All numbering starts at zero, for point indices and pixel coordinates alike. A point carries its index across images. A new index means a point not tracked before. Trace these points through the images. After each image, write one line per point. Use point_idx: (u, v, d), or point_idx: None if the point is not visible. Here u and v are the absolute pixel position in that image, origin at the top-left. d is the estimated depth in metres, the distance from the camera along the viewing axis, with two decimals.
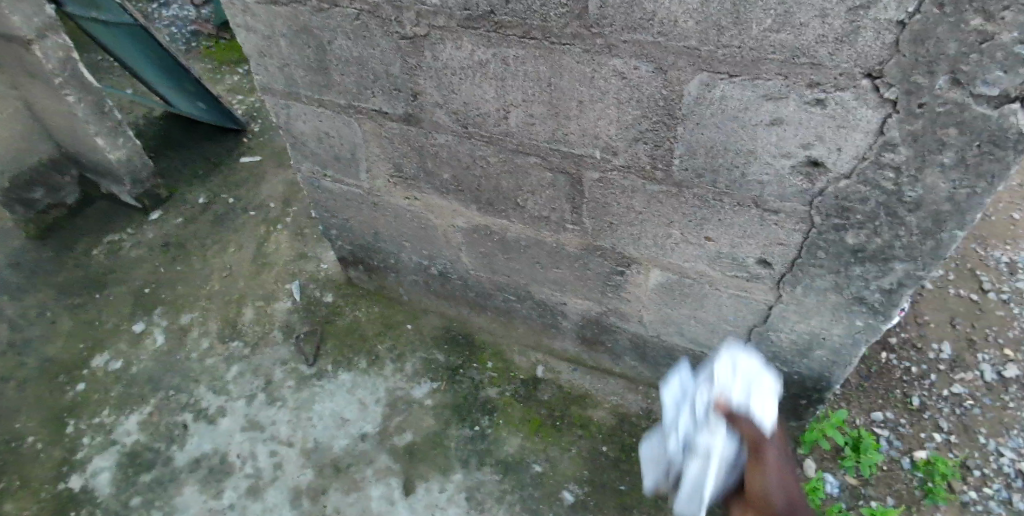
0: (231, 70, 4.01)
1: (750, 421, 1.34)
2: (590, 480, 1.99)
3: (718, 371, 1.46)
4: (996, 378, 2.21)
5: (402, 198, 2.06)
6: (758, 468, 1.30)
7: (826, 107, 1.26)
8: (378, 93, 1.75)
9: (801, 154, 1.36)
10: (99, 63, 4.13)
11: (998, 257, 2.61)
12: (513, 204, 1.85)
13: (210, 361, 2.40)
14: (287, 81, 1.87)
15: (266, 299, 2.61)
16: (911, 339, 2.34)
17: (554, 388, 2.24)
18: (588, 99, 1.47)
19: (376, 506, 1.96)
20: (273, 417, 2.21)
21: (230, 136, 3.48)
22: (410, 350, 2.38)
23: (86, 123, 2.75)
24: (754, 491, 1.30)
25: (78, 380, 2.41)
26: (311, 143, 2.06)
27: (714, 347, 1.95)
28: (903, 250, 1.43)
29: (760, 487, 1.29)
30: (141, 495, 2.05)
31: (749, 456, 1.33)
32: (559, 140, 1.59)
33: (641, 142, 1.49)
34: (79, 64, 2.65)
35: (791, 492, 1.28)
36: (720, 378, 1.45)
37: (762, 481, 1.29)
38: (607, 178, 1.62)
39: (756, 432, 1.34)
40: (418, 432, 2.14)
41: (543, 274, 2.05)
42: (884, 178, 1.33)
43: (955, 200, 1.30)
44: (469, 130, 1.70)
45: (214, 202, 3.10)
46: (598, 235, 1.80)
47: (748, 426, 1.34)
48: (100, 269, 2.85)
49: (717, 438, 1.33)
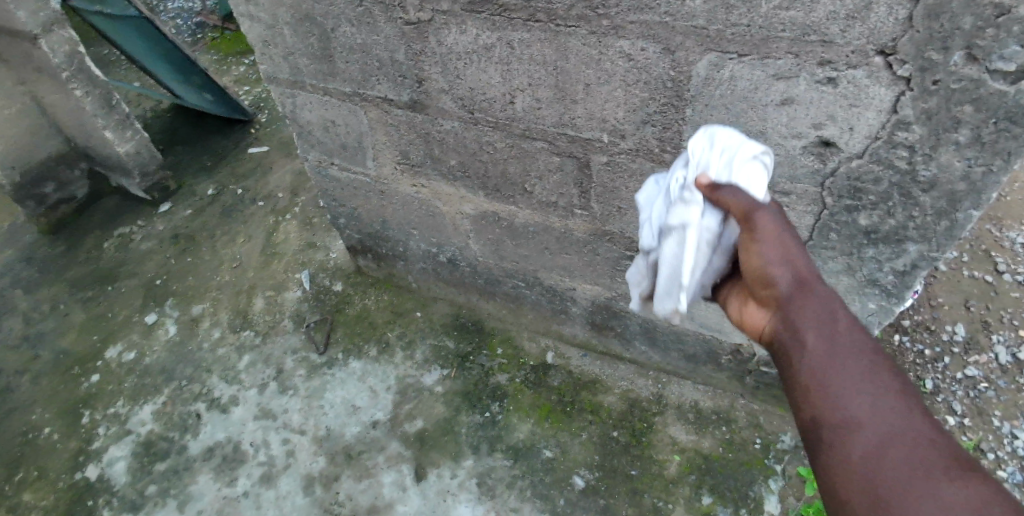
0: (237, 61, 4.00)
1: (732, 190, 1.11)
2: (601, 465, 1.99)
3: (692, 148, 1.23)
4: (1011, 361, 2.19)
5: (410, 185, 2.06)
6: (751, 237, 1.08)
7: (838, 85, 1.24)
8: (383, 80, 1.74)
9: (813, 134, 1.34)
10: (106, 56, 4.15)
11: (1013, 237, 2.57)
12: (521, 190, 1.84)
13: (222, 351, 2.43)
14: (292, 70, 1.87)
15: (276, 289, 2.62)
16: (924, 321, 2.32)
17: (564, 374, 2.24)
18: (595, 82, 1.45)
19: (388, 493, 1.98)
20: (285, 406, 2.23)
21: (236, 127, 3.48)
22: (420, 338, 2.39)
23: (94, 117, 2.77)
24: (750, 265, 1.09)
25: (92, 372, 2.44)
26: (317, 132, 2.05)
27: (725, 331, 1.94)
28: (917, 231, 1.41)
29: (757, 258, 1.08)
30: (157, 484, 2.08)
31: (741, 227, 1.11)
32: (566, 124, 1.58)
33: (650, 124, 1.47)
34: (85, 57, 2.66)
35: (794, 257, 1.05)
36: (693, 154, 1.22)
37: (758, 251, 1.07)
38: (615, 161, 1.60)
39: (741, 202, 1.10)
40: (429, 419, 2.15)
41: (551, 260, 2.04)
42: (898, 157, 1.30)
43: (970, 179, 1.28)
44: (475, 115, 1.69)
45: (223, 193, 3.11)
46: (607, 220, 1.78)
47: (735, 198, 1.11)
48: (112, 261, 2.87)
49: (692, 211, 1.14)
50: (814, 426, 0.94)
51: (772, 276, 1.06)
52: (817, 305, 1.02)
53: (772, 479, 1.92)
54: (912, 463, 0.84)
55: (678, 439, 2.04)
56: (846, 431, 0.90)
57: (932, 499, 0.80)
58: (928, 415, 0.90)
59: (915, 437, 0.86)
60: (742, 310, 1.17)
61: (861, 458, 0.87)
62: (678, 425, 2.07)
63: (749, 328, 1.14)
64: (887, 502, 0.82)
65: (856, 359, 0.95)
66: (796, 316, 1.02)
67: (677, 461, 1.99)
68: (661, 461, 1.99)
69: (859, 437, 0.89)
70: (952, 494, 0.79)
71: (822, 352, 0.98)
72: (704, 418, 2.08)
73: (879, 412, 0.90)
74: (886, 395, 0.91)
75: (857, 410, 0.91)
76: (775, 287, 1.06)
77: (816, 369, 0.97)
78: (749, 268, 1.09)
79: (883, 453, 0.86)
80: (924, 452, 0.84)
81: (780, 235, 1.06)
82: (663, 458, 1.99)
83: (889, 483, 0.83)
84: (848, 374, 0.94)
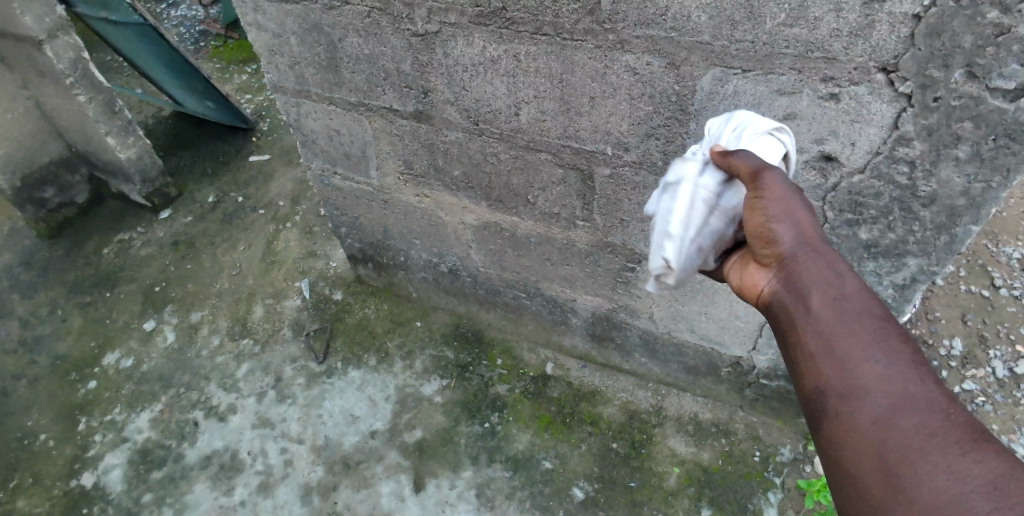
0: (239, 70, 4.01)
1: (745, 156, 1.09)
2: (601, 476, 1.99)
3: (710, 124, 1.30)
4: (1008, 375, 2.20)
5: (413, 195, 2.06)
6: (757, 197, 1.01)
7: (840, 101, 1.26)
8: (389, 90, 1.75)
9: (815, 149, 1.35)
10: (109, 63, 4.16)
11: (1009, 253, 2.59)
12: (524, 201, 1.85)
13: (220, 358, 2.41)
14: (298, 79, 1.88)
15: (275, 297, 2.62)
16: (922, 335, 2.33)
17: (563, 384, 2.24)
18: (600, 95, 1.46)
19: (387, 503, 1.97)
20: (284, 414, 2.22)
21: (238, 134, 3.49)
22: (420, 347, 2.39)
23: (96, 124, 2.77)
24: (751, 225, 1.02)
25: (89, 378, 2.42)
26: (321, 141, 2.06)
27: (725, 343, 1.95)
28: (917, 245, 1.43)
29: (761, 218, 1.00)
30: (153, 492, 2.06)
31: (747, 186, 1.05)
32: (570, 136, 1.59)
33: (653, 138, 1.48)
34: (89, 63, 2.66)
35: (801, 215, 0.98)
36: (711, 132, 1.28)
37: (762, 211, 1.00)
38: (618, 174, 1.62)
39: (747, 164, 1.07)
40: (428, 429, 2.14)
41: (553, 271, 2.05)
42: (898, 172, 1.32)
43: (970, 194, 1.30)
44: (479, 126, 1.70)
45: (223, 201, 3.11)
46: (609, 232, 1.79)
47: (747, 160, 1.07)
48: (110, 267, 2.86)
49: (690, 168, 1.17)
50: (821, 396, 0.92)
51: (776, 237, 0.99)
52: (824, 267, 0.97)
53: (772, 491, 1.92)
54: (922, 434, 0.83)
55: (678, 451, 2.04)
56: (852, 402, 0.89)
57: (942, 468, 0.80)
58: (937, 379, 0.88)
59: (926, 405, 0.85)
60: (744, 271, 1.11)
61: (869, 428, 0.86)
62: (678, 437, 2.07)
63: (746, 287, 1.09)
64: (895, 470, 0.82)
65: (864, 326, 0.92)
66: (801, 280, 0.97)
67: (677, 472, 1.98)
68: (660, 473, 1.99)
69: (867, 407, 0.88)
70: (962, 463, 0.79)
71: (830, 319, 0.94)
72: (704, 430, 2.08)
73: (888, 379, 0.88)
74: (896, 362, 0.89)
75: (866, 380, 0.89)
76: (778, 247, 1.00)
77: (823, 337, 0.94)
78: (750, 228, 1.03)
79: (893, 422, 0.85)
80: (933, 421, 0.83)
81: (787, 194, 0.99)
82: (663, 470, 1.99)
83: (897, 452, 0.83)
84: (856, 340, 0.91)
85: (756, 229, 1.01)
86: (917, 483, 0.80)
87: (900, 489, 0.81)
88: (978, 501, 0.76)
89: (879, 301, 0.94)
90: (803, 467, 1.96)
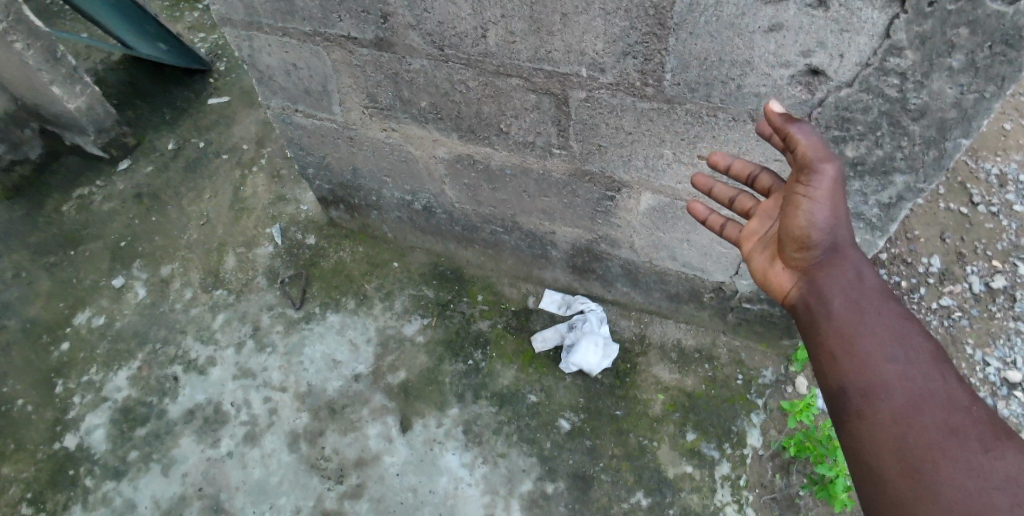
0: (189, 6, 3.73)
1: (805, 130, 1.17)
2: (586, 407, 2.01)
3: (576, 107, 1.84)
4: (984, 290, 2.22)
5: (380, 130, 1.95)
6: (804, 194, 1.16)
7: (828, 9, 1.17)
8: (345, 17, 1.62)
9: (801, 63, 1.27)
10: (47, 5, 3.85)
11: (988, 169, 2.57)
12: (497, 130, 1.75)
13: (195, 311, 2.36)
14: (247, 10, 1.72)
15: (247, 245, 2.53)
16: (901, 254, 2.33)
17: (546, 319, 2.23)
18: (572, 12, 1.36)
19: (375, 445, 1.98)
20: (264, 364, 2.18)
21: (195, 77, 3.28)
22: (399, 288, 2.34)
23: (38, 71, 2.57)
24: (792, 227, 1.19)
25: (61, 339, 2.36)
26: (278, 78, 1.92)
27: (707, 269, 1.92)
28: (904, 162, 1.38)
29: (803, 221, 1.17)
30: (138, 449, 2.05)
31: (796, 174, 1.18)
32: (542, 58, 1.49)
33: (631, 56, 1.39)
34: (22, 6, 2.44)
35: (835, 222, 1.15)
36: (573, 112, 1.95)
37: (806, 210, 1.16)
38: (594, 97, 1.53)
39: (812, 145, 1.16)
40: (412, 370, 2.13)
41: (530, 204, 1.99)
42: (888, 85, 1.25)
43: (962, 105, 1.23)
44: (445, 52, 1.59)
45: (184, 147, 2.96)
46: (587, 159, 1.72)
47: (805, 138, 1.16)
48: (72, 224, 2.74)
49: None
50: (845, 392, 1.07)
51: (813, 241, 1.17)
52: (846, 272, 1.15)
53: (754, 413, 1.96)
54: (941, 430, 0.97)
55: (662, 378, 2.06)
56: (875, 399, 1.04)
57: (964, 464, 0.94)
58: (957, 380, 1.03)
59: (944, 404, 1.00)
60: (766, 265, 1.28)
61: (891, 423, 1.01)
62: (662, 365, 2.09)
63: (775, 286, 1.26)
64: (919, 463, 0.96)
65: (887, 328, 1.09)
66: (826, 285, 1.16)
67: (661, 400, 2.01)
68: (645, 401, 2.01)
69: (889, 403, 1.02)
70: (984, 460, 0.94)
71: (852, 318, 1.12)
72: (687, 356, 2.10)
73: (907, 378, 1.04)
74: (914, 364, 1.05)
75: (887, 378, 1.04)
76: (812, 253, 1.18)
77: (845, 336, 1.11)
78: (790, 229, 1.20)
79: (914, 419, 1.00)
80: (954, 419, 0.98)
81: (834, 196, 1.14)
82: (648, 398, 2.02)
83: (920, 445, 0.97)
84: (878, 342, 1.08)
85: (797, 231, 1.18)
86: (939, 476, 0.94)
87: (922, 479, 0.94)
88: (1002, 497, 0.90)
89: (900, 308, 1.12)
90: (785, 388, 2.00)
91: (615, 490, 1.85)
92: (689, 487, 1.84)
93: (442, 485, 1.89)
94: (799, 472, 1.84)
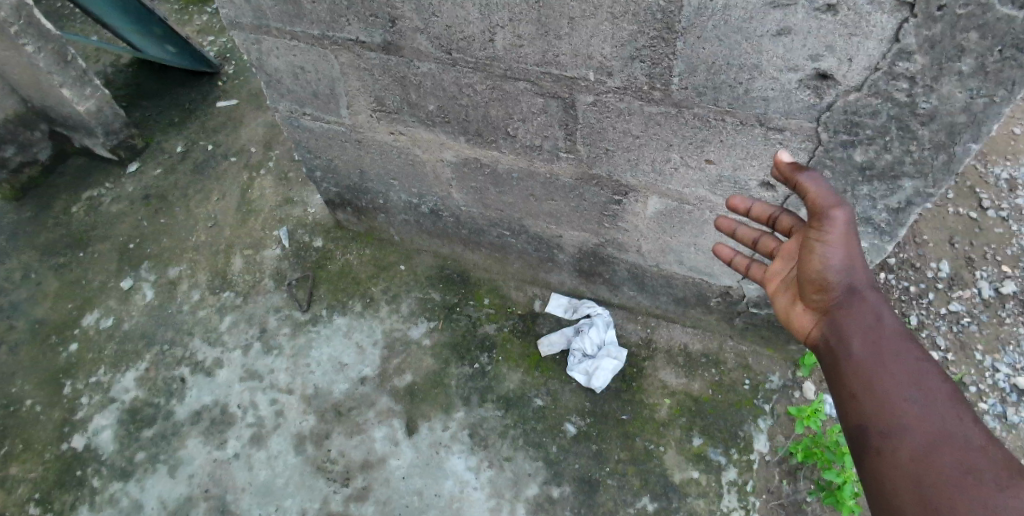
0: (198, 10, 3.76)
1: (814, 179, 1.22)
2: (592, 411, 2.00)
3: None
4: (994, 295, 2.21)
5: (387, 133, 1.96)
6: (818, 239, 1.21)
7: (837, 13, 1.17)
8: (353, 20, 1.62)
9: (809, 67, 1.27)
10: (57, 8, 3.88)
11: (998, 173, 2.55)
12: (504, 133, 1.76)
13: (203, 313, 2.37)
14: (256, 13, 1.73)
15: (254, 247, 2.54)
16: (910, 258, 2.32)
17: (552, 322, 2.23)
18: (580, 16, 1.36)
19: (381, 448, 1.98)
20: (271, 366, 2.19)
21: (203, 80, 3.30)
22: (405, 291, 2.35)
23: (48, 74, 2.59)
24: (810, 271, 1.24)
25: (70, 340, 2.37)
26: (286, 81, 1.94)
27: (714, 274, 1.91)
28: (913, 166, 1.37)
29: (819, 265, 1.22)
30: (145, 450, 2.06)
31: (810, 220, 1.23)
32: (549, 62, 1.49)
33: (639, 60, 1.40)
34: (33, 10, 2.47)
35: (851, 266, 1.19)
36: None
37: (820, 254, 1.21)
38: (601, 101, 1.53)
39: (821, 193, 1.20)
40: (418, 373, 2.13)
41: (536, 207, 1.99)
42: (897, 89, 1.25)
43: (971, 110, 1.23)
44: (452, 56, 1.59)
45: (193, 149, 2.98)
46: (594, 163, 1.72)
47: (815, 187, 1.21)
48: (81, 225, 2.76)
49: None
50: (863, 431, 1.10)
51: (830, 284, 1.21)
52: (865, 315, 1.19)
53: (761, 418, 1.95)
54: (957, 469, 0.99)
55: (668, 383, 2.05)
56: (893, 438, 1.06)
57: (979, 500, 0.94)
58: (974, 422, 1.05)
59: (961, 443, 1.02)
60: (790, 307, 1.34)
61: (909, 460, 1.03)
62: (668, 369, 2.08)
63: (800, 328, 1.31)
64: (935, 501, 0.97)
65: (904, 370, 1.12)
66: (846, 327, 1.20)
67: (667, 404, 2.00)
68: (651, 405, 2.00)
69: (906, 441, 1.05)
70: (1000, 497, 0.94)
71: (870, 358, 1.15)
72: (694, 360, 2.10)
73: (924, 417, 1.06)
74: (933, 405, 1.07)
75: (903, 417, 1.07)
76: (831, 296, 1.23)
77: (864, 377, 1.14)
78: (808, 274, 1.25)
79: (929, 458, 1.02)
80: (971, 461, 0.99)
81: (847, 240, 1.18)
82: (654, 402, 2.01)
83: (935, 483, 0.99)
84: (896, 383, 1.11)
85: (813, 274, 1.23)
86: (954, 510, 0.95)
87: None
88: None
89: (919, 349, 1.14)
90: (793, 393, 2.00)
91: (621, 494, 1.84)
92: (695, 493, 1.83)
93: (447, 489, 1.89)
94: (806, 478, 1.83)
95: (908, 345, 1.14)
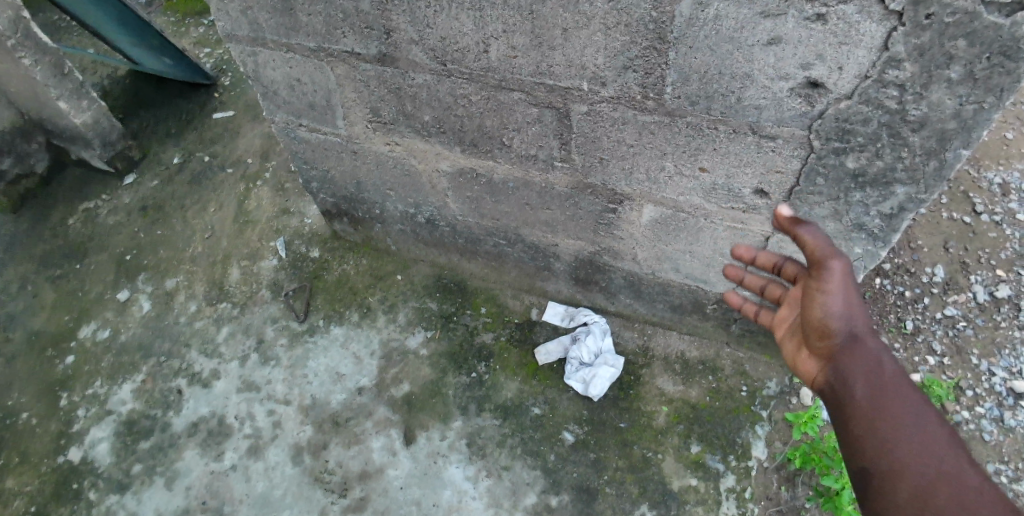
0: (194, 22, 3.78)
1: (812, 229, 1.24)
2: (590, 419, 2.00)
3: None
4: (989, 299, 2.22)
5: (383, 143, 1.97)
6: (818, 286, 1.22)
7: (827, 22, 1.18)
8: (349, 33, 1.64)
9: (800, 76, 1.28)
10: (54, 21, 3.90)
11: (991, 178, 2.57)
12: (499, 144, 1.77)
13: (200, 324, 2.37)
14: (252, 26, 1.75)
15: (251, 258, 2.55)
16: (905, 264, 2.33)
17: (549, 330, 2.23)
18: (573, 26, 1.37)
19: (379, 458, 1.98)
20: (268, 377, 2.19)
21: (199, 91, 3.30)
22: (402, 301, 2.35)
23: (45, 87, 2.60)
24: (812, 317, 1.24)
25: (66, 352, 2.37)
26: (283, 92, 1.95)
27: (710, 281, 1.92)
28: (905, 173, 1.38)
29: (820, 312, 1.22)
30: (142, 462, 2.05)
31: (811, 268, 1.24)
32: (543, 72, 1.50)
33: (632, 70, 1.41)
34: (30, 23, 2.49)
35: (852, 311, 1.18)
36: None
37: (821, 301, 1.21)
38: (595, 110, 1.54)
39: (819, 242, 1.22)
40: (416, 382, 2.13)
41: (532, 216, 1.99)
42: (887, 97, 1.26)
43: (961, 116, 1.24)
44: (447, 67, 1.60)
45: (190, 160, 2.99)
46: (589, 172, 1.73)
47: (813, 236, 1.23)
48: (78, 237, 2.76)
49: None
50: (865, 476, 1.07)
51: (831, 330, 1.20)
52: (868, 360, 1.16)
53: (759, 424, 1.96)
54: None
55: (666, 390, 2.05)
56: (893, 482, 1.03)
57: None
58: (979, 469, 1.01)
59: (961, 484, 0.99)
60: (795, 353, 1.31)
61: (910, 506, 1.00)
62: (665, 376, 2.09)
63: (805, 375, 1.29)
64: None
65: (906, 414, 1.08)
66: (848, 371, 1.17)
67: (665, 411, 2.01)
68: (649, 412, 2.01)
69: (907, 486, 1.02)
70: None
71: (873, 403, 1.12)
72: (691, 367, 2.10)
73: (926, 463, 1.02)
74: (935, 451, 1.03)
75: (904, 461, 1.04)
76: (833, 342, 1.21)
77: (865, 421, 1.11)
78: (811, 320, 1.24)
79: (930, 503, 0.99)
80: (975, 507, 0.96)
81: (847, 287, 1.19)
82: (652, 410, 2.01)
83: None
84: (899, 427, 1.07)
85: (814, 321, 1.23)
86: None
87: None
88: None
89: (922, 395, 1.11)
90: (790, 399, 2.00)
91: (619, 502, 1.84)
92: (694, 500, 1.83)
93: (445, 498, 1.88)
94: (804, 485, 1.83)
95: (910, 390, 1.11)
